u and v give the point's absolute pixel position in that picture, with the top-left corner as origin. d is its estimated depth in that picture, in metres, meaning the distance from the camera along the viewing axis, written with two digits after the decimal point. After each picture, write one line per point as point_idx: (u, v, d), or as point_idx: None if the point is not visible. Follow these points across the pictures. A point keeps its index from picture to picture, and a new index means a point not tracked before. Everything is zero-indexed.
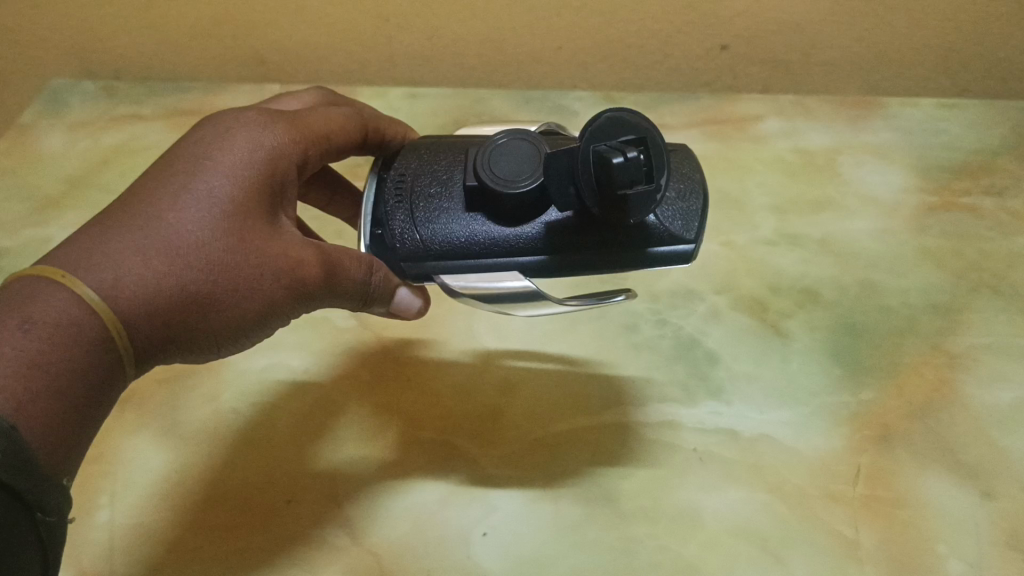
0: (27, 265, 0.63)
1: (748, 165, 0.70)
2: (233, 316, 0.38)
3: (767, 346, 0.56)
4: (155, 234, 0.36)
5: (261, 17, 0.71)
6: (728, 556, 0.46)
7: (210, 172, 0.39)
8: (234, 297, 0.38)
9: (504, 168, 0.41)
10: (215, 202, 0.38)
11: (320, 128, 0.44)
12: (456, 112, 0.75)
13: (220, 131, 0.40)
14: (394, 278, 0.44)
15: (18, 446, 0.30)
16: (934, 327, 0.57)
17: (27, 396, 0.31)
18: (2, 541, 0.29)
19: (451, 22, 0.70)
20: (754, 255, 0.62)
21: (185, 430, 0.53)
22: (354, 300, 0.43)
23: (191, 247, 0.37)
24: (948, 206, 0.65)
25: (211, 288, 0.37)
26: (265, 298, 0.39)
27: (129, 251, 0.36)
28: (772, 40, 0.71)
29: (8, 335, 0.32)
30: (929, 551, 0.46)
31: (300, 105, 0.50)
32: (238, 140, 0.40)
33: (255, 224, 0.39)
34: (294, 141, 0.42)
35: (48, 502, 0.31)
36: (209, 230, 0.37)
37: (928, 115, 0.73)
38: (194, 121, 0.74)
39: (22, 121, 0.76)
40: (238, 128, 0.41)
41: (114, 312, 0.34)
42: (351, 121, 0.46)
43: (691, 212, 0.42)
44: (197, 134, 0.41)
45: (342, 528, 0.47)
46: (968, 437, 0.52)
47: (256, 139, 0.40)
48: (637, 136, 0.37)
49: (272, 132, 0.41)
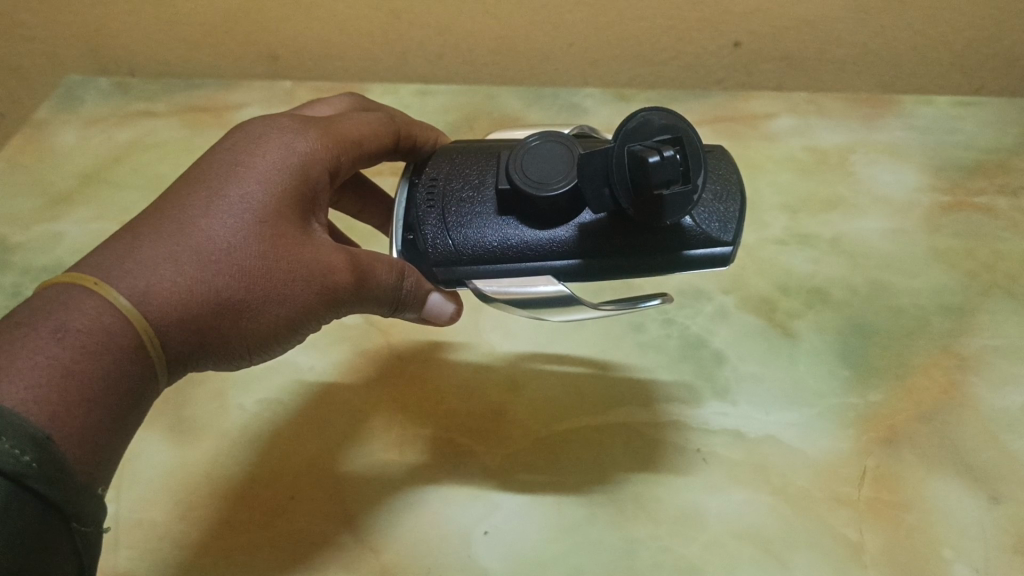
0: (38, 259, 0.64)
1: (759, 163, 0.69)
2: (266, 323, 0.38)
3: (774, 346, 0.56)
4: (187, 241, 0.37)
5: (272, 14, 0.71)
6: (730, 557, 0.46)
7: (244, 179, 0.39)
8: (267, 303, 0.38)
9: (536, 170, 0.41)
10: (248, 209, 0.38)
11: (352, 133, 0.44)
12: (467, 109, 0.75)
13: (254, 138, 0.41)
14: (427, 283, 0.44)
15: (55, 456, 0.30)
16: (945, 327, 0.57)
17: (61, 405, 0.32)
18: (37, 550, 0.30)
19: (462, 20, 0.70)
20: (765, 254, 0.62)
21: (191, 427, 0.53)
22: (385, 306, 0.43)
23: (222, 254, 0.37)
24: (961, 206, 0.65)
25: (243, 294, 0.37)
26: (297, 304, 0.39)
27: (161, 258, 0.36)
28: (787, 37, 0.70)
29: (43, 343, 0.32)
30: (933, 555, 0.46)
31: (332, 110, 0.50)
32: (271, 146, 0.40)
33: (288, 230, 0.39)
34: (326, 148, 0.42)
35: (83, 511, 0.32)
36: (241, 236, 0.37)
37: (943, 113, 0.72)
38: (207, 118, 0.75)
39: (37, 117, 0.77)
40: (270, 135, 0.41)
41: (146, 320, 0.35)
42: (384, 126, 0.46)
43: (728, 214, 0.41)
44: (231, 141, 0.41)
45: (346, 525, 0.48)
46: (976, 439, 0.51)
47: (288, 145, 0.41)
48: (672, 135, 0.37)
49: (304, 138, 0.41)
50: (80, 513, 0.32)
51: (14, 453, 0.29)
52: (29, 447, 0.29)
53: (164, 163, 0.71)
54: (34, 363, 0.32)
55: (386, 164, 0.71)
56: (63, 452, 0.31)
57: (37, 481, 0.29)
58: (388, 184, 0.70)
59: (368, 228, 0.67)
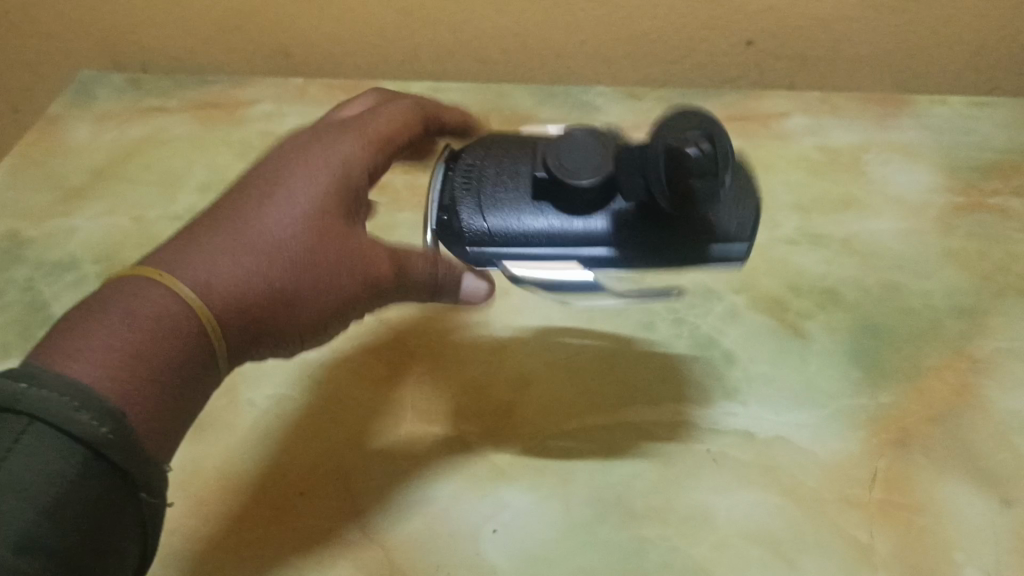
0: (52, 254, 0.64)
1: (772, 163, 0.69)
2: (317, 309, 0.40)
3: (786, 346, 0.56)
4: (241, 233, 0.38)
5: (292, 11, 0.73)
6: (739, 559, 0.46)
7: (293, 181, 0.40)
8: (313, 294, 0.39)
9: (571, 157, 0.41)
10: (297, 207, 0.39)
11: (393, 131, 0.45)
12: (480, 106, 0.74)
13: (301, 148, 0.42)
14: (459, 264, 0.44)
15: (126, 429, 0.32)
16: (958, 329, 0.57)
17: (132, 383, 0.33)
18: (105, 520, 0.32)
19: (479, 18, 0.71)
20: (776, 254, 0.62)
21: (201, 421, 0.53)
22: (424, 292, 0.44)
23: (274, 247, 0.38)
24: (976, 206, 0.64)
25: (293, 284, 0.39)
26: (343, 297, 0.40)
27: (217, 252, 0.37)
28: (800, 37, 0.71)
29: (114, 325, 0.34)
30: (943, 558, 0.46)
31: (363, 108, 0.50)
32: (317, 153, 0.42)
33: (334, 226, 0.40)
34: (368, 150, 0.43)
35: (152, 483, 0.34)
36: (291, 231, 0.39)
37: (958, 113, 0.72)
38: (220, 114, 0.75)
39: (50, 112, 0.76)
40: (317, 145, 0.42)
41: (208, 306, 0.36)
42: (421, 118, 0.47)
43: (748, 216, 0.42)
44: (280, 151, 0.43)
45: (355, 521, 0.48)
46: (989, 442, 0.51)
47: (333, 152, 0.42)
48: (705, 132, 0.37)
49: (346, 144, 0.42)
50: (150, 483, 0.34)
51: (92, 425, 0.31)
52: (106, 420, 0.32)
53: (176, 159, 0.71)
54: (109, 344, 0.34)
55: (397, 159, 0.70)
56: (135, 428, 0.33)
57: (110, 450, 0.32)
58: (398, 181, 0.69)
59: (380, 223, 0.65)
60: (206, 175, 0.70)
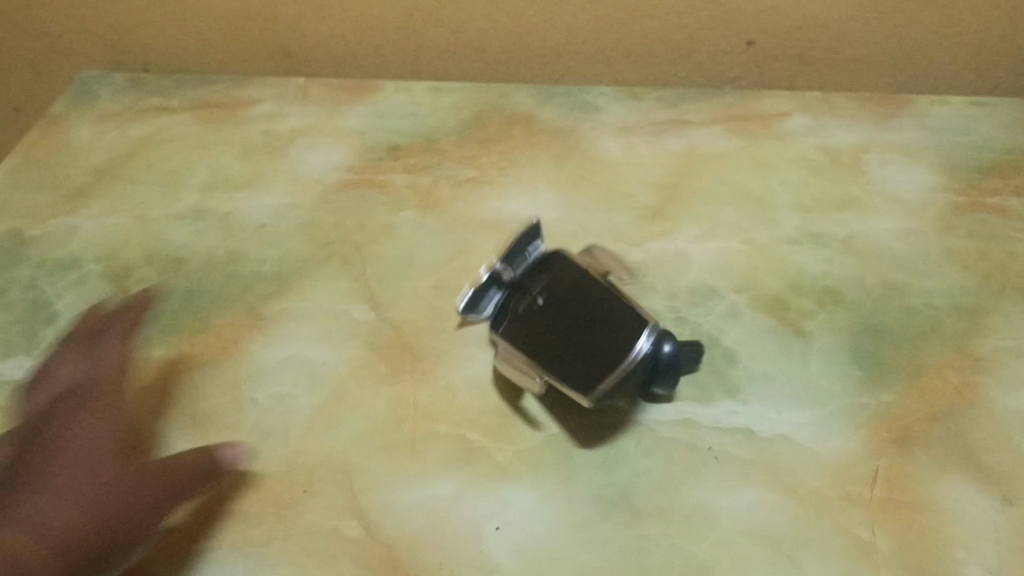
0: (54, 253, 0.64)
1: (773, 162, 0.69)
2: (140, 554, 0.46)
3: (787, 346, 0.56)
4: (16, 509, 0.44)
5: (294, 12, 0.73)
6: (741, 557, 0.46)
7: (47, 445, 0.47)
8: (122, 519, 0.45)
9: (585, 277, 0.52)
10: (68, 451, 0.47)
11: (113, 363, 0.52)
12: (480, 106, 0.74)
13: (61, 410, 0.49)
14: (209, 452, 0.48)
15: None
16: (958, 328, 0.57)
17: None
18: None
19: (480, 17, 0.72)
20: (777, 253, 0.62)
21: (205, 420, 0.53)
22: (205, 487, 0.48)
23: (55, 497, 0.44)
24: (975, 206, 0.65)
25: (99, 519, 0.44)
26: (141, 502, 0.46)
27: (27, 515, 0.44)
28: (801, 35, 0.71)
29: None
30: (945, 556, 0.46)
31: (77, 351, 0.53)
32: (76, 426, 0.48)
33: (125, 462, 0.47)
34: (107, 384, 0.51)
35: None
36: (74, 469, 0.46)
37: (958, 112, 0.72)
38: (222, 114, 0.75)
39: (52, 112, 0.76)
40: (60, 409, 0.49)
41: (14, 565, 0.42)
42: (123, 351, 0.53)
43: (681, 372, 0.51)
44: (28, 427, 0.49)
45: (358, 519, 0.48)
46: (990, 440, 0.51)
47: (84, 418, 0.49)
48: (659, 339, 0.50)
49: (81, 391, 0.50)
50: None
51: None
52: None
53: (179, 159, 0.71)
54: None
55: (399, 159, 0.70)
56: None
57: None
58: (399, 180, 0.69)
59: (381, 223, 0.65)
60: (208, 176, 0.70)
